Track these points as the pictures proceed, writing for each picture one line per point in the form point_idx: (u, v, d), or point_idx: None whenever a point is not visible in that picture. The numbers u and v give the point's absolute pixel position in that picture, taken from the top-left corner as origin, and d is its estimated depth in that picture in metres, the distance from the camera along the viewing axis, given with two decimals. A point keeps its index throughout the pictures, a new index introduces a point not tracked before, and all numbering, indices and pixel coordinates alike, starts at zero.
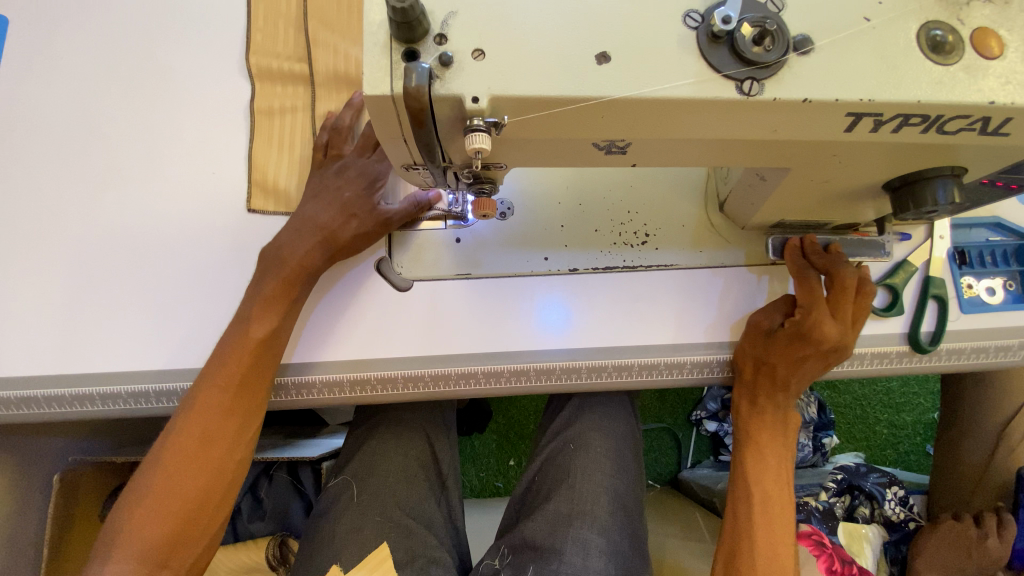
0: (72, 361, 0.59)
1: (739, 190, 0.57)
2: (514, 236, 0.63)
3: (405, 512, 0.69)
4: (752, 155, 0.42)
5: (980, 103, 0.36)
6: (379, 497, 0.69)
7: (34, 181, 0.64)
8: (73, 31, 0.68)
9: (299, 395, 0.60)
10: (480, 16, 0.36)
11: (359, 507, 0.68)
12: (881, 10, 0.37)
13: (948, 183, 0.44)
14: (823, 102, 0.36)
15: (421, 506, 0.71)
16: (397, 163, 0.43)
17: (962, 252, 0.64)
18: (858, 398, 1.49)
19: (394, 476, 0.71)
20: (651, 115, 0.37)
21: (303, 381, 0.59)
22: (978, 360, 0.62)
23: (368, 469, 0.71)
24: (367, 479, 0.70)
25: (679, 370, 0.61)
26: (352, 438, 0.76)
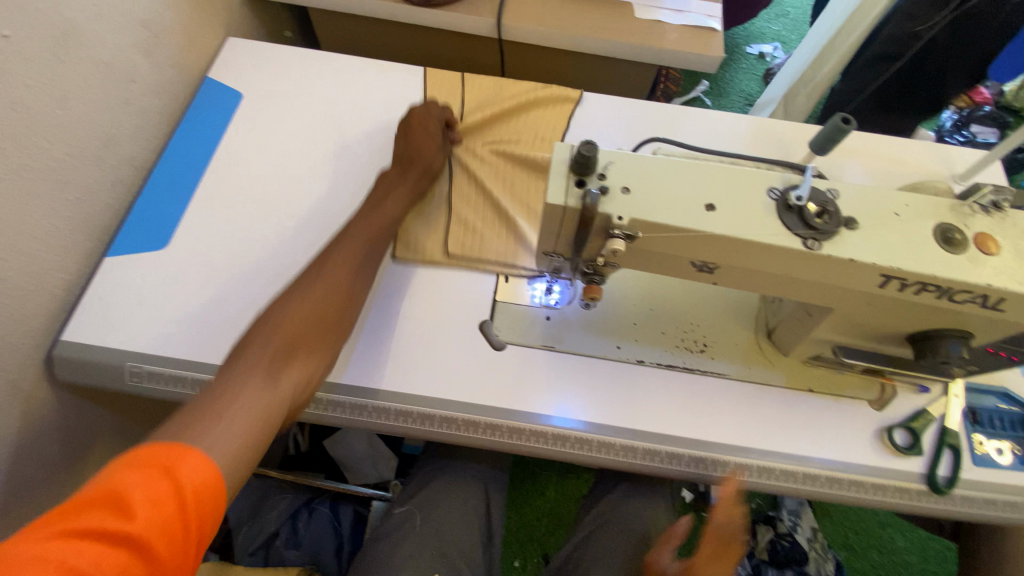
0: (221, 353, 0.70)
1: (789, 322, 0.70)
2: (595, 325, 0.76)
3: (456, 554, 0.74)
4: (808, 293, 0.56)
5: (981, 284, 0.50)
6: (436, 535, 0.74)
7: (224, 208, 0.81)
8: (286, 109, 0.90)
9: (397, 419, 0.70)
10: (629, 166, 0.53)
11: (417, 538, 0.73)
12: (907, 209, 0.53)
13: (956, 342, 0.57)
14: (864, 264, 0.50)
15: (471, 553, 0.76)
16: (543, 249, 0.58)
17: (975, 412, 0.74)
18: (875, 567, 1.46)
19: (454, 518, 0.77)
20: (739, 250, 0.52)
21: (402, 408, 0.70)
22: (985, 511, 0.70)
23: (430, 506, 0.78)
24: (429, 515, 0.76)
25: (723, 467, 0.69)
26: (420, 475, 0.83)
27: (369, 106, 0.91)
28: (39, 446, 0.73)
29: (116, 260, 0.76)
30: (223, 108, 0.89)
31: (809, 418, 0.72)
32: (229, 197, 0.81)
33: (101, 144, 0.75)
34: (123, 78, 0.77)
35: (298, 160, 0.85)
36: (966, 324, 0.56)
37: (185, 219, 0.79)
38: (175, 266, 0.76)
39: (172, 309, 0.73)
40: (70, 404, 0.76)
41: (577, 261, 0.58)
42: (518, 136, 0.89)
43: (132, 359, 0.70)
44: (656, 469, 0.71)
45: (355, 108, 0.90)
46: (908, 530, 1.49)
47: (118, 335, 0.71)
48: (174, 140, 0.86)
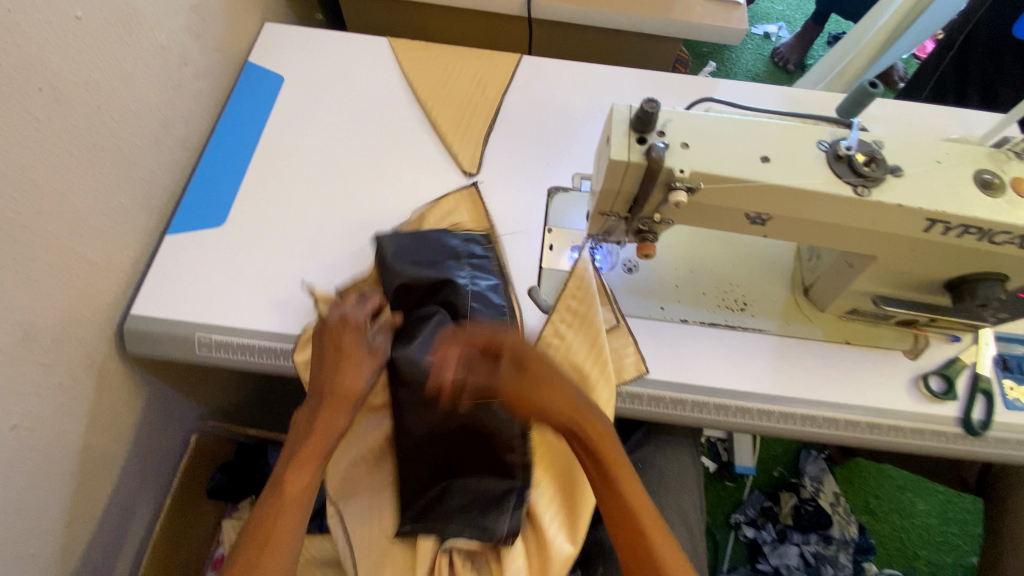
0: (286, 322, 0.73)
1: (828, 276, 0.73)
2: (638, 287, 0.80)
3: None
4: (853, 241, 0.59)
5: (1019, 225, 0.54)
6: None
7: (276, 185, 0.83)
8: (328, 91, 0.92)
9: None
10: (685, 123, 0.56)
11: None
12: (948, 157, 0.57)
13: (991, 283, 0.61)
14: (910, 208, 0.54)
15: None
16: (600, 208, 0.62)
17: (1005, 359, 0.77)
18: (896, 530, 1.49)
19: None
20: (791, 199, 0.55)
21: None
22: (1016, 449, 0.74)
23: None
24: None
25: (768, 417, 0.73)
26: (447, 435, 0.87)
27: (408, 86, 0.94)
28: (112, 416, 0.76)
29: (176, 237, 0.79)
30: (267, 91, 0.92)
31: (842, 368, 0.75)
32: (280, 175, 0.84)
33: (159, 125, 0.78)
34: (177, 62, 0.79)
35: (343, 139, 0.88)
36: (1002, 266, 0.60)
37: (239, 198, 0.82)
38: (233, 241, 0.79)
39: (234, 282, 0.76)
40: (136, 377, 0.79)
41: (632, 219, 0.62)
42: (555, 112, 0.92)
43: (200, 330, 0.73)
44: (704, 421, 0.74)
45: (395, 88, 0.93)
46: (928, 494, 1.53)
47: (185, 308, 0.74)
48: (223, 123, 0.88)
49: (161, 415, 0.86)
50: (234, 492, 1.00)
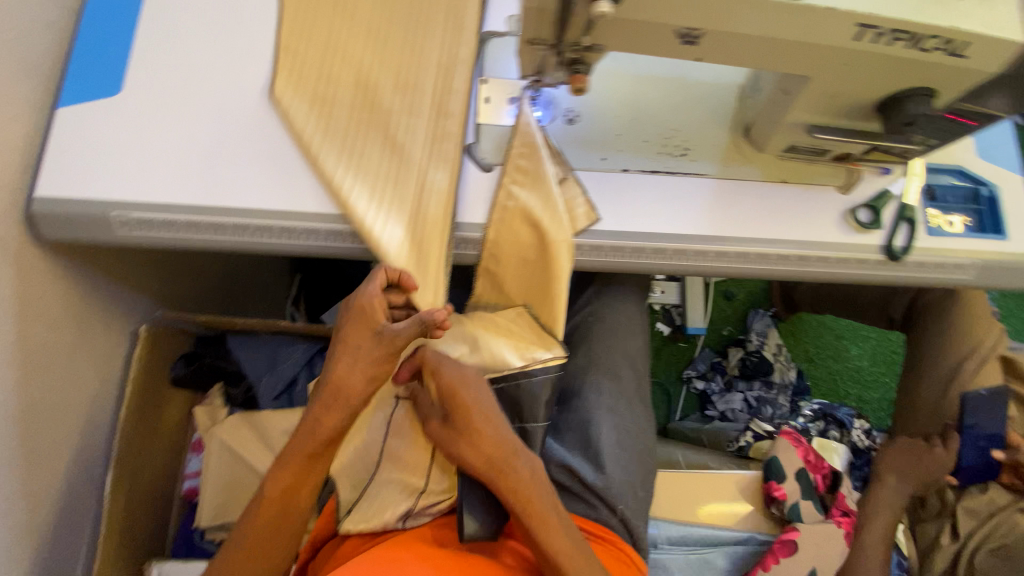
0: (210, 194, 0.69)
1: (767, 110, 0.72)
2: (578, 137, 0.77)
3: None
4: (786, 59, 0.57)
5: (947, 27, 0.52)
6: None
7: (174, 45, 0.74)
8: None
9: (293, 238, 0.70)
10: None
11: None
12: None
13: (919, 100, 0.61)
14: (841, 11, 0.51)
15: None
16: (526, 36, 0.57)
17: (932, 189, 0.80)
18: (832, 373, 1.64)
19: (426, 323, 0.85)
20: (722, 7, 0.51)
21: (300, 227, 0.69)
22: (934, 273, 0.78)
23: None
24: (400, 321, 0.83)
25: (703, 257, 0.75)
26: None
27: None
28: (46, 308, 0.74)
29: (68, 109, 0.71)
30: None
31: (777, 206, 0.76)
32: (178, 36, 0.75)
33: None
34: None
35: None
36: (930, 79, 0.59)
37: (133, 63, 0.73)
38: (136, 112, 0.71)
39: (144, 156, 0.70)
40: (63, 268, 0.76)
41: (560, 47, 0.58)
42: None
43: (116, 209, 0.68)
44: (643, 266, 0.77)
45: None
46: (863, 339, 1.66)
47: (94, 186, 0.69)
48: None
49: (103, 308, 0.84)
50: (200, 380, 1.02)
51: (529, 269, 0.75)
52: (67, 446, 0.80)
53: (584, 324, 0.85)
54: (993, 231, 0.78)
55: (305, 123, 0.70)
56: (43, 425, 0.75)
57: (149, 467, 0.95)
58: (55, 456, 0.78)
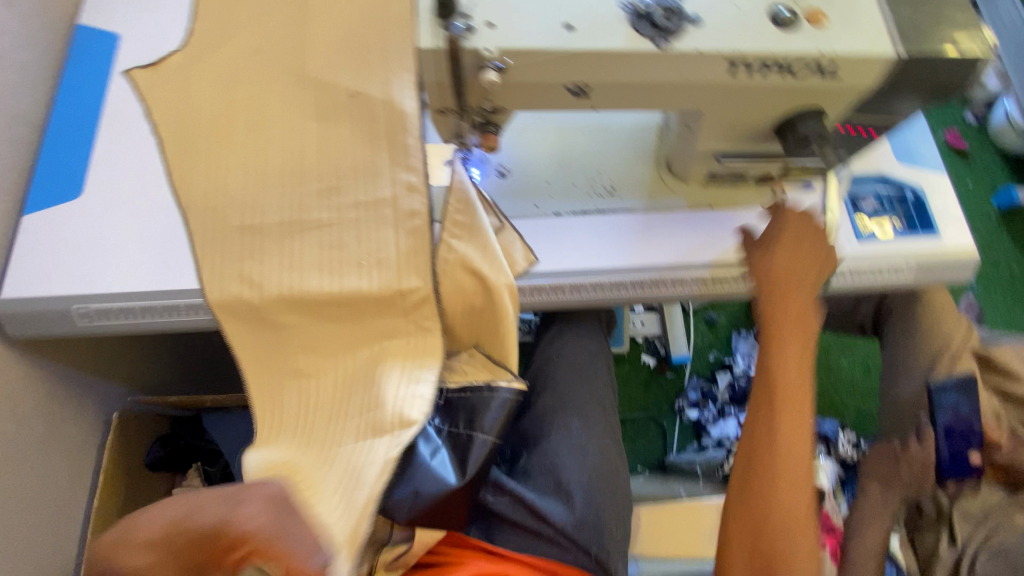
0: (157, 280, 0.73)
1: (680, 146, 0.76)
2: (512, 188, 0.82)
3: None
4: (675, 100, 0.62)
5: (813, 54, 0.57)
6: None
7: (129, 148, 0.80)
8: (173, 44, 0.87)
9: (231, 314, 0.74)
10: (491, 3, 0.56)
11: None
12: (746, 1, 0.58)
13: (811, 120, 0.64)
14: (708, 54, 0.56)
15: None
16: (432, 107, 0.62)
17: (857, 198, 0.83)
18: (824, 387, 1.62)
19: None
20: (596, 63, 0.56)
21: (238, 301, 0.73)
22: (874, 277, 0.80)
23: None
24: None
25: (641, 285, 0.77)
26: None
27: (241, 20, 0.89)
28: (13, 408, 0.76)
29: (36, 218, 0.76)
30: (101, 54, 0.86)
31: (708, 230, 0.80)
32: (133, 137, 0.81)
33: None
34: None
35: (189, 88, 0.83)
36: (815, 100, 0.63)
37: (91, 167, 0.79)
38: (95, 210, 0.76)
39: (107, 251, 0.74)
40: (31, 368, 0.78)
41: (467, 113, 0.62)
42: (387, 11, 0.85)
43: (75, 301, 0.72)
44: (587, 299, 0.79)
45: None
46: (849, 349, 1.66)
47: (51, 282, 0.72)
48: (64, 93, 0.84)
49: (73, 400, 0.86)
50: (176, 462, 1.02)
51: (476, 315, 0.77)
52: (39, 545, 0.80)
53: (547, 364, 0.89)
54: (923, 229, 0.81)
55: (248, 193, 0.76)
56: (14, 528, 0.75)
57: None
58: (30, 555, 0.77)
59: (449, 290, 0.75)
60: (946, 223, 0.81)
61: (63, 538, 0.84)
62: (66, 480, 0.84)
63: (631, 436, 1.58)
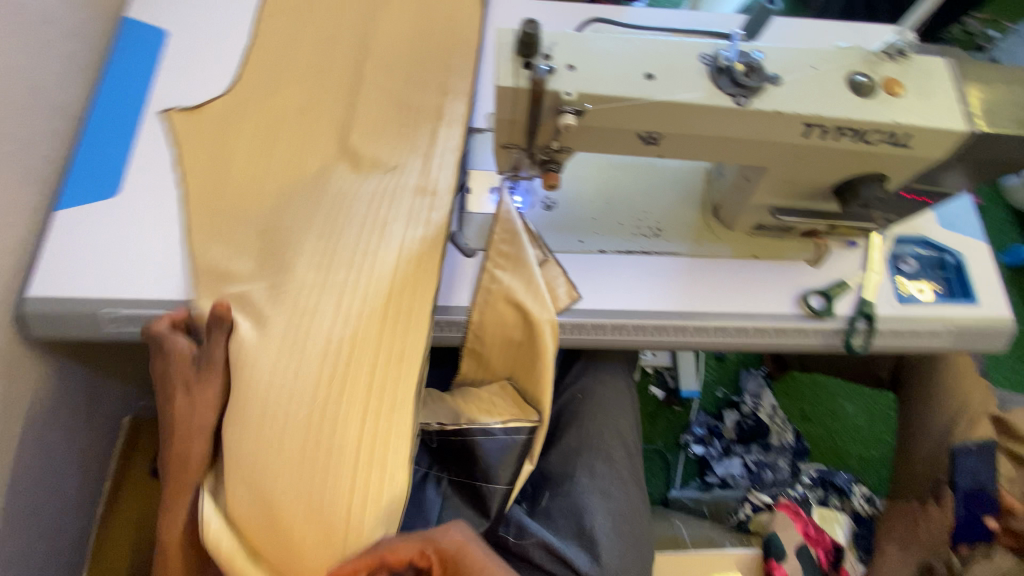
0: (194, 289, 0.71)
1: (732, 195, 0.75)
2: (557, 221, 0.81)
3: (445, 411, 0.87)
4: (743, 154, 0.61)
5: (889, 123, 0.57)
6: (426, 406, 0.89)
7: (171, 149, 0.78)
8: (222, 46, 0.86)
9: None
10: (571, 45, 0.55)
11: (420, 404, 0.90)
12: (825, 64, 0.58)
13: (874, 185, 0.64)
14: (786, 114, 0.56)
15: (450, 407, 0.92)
16: (497, 142, 0.61)
17: (899, 259, 0.83)
18: (830, 432, 1.62)
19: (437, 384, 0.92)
20: (672, 114, 0.55)
21: None
22: (914, 341, 0.79)
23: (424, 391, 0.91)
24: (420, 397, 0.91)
25: (683, 332, 0.76)
26: None
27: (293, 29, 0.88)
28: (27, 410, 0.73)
29: (70, 214, 0.73)
30: (149, 49, 0.85)
31: (752, 280, 0.79)
32: None
33: (27, 98, 0.73)
34: (37, 23, 0.75)
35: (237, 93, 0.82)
36: (882, 166, 0.62)
37: (131, 165, 0.77)
38: (132, 210, 0.74)
39: (141, 255, 0.72)
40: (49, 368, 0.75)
41: (533, 150, 0.61)
42: None
43: (106, 306, 0.69)
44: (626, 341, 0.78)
45: None
46: (857, 397, 1.66)
47: (82, 282, 0.70)
48: (107, 87, 0.81)
49: (87, 402, 0.83)
50: None
51: (513, 349, 0.74)
52: (38, 553, 0.76)
53: (571, 400, 0.87)
54: (962, 297, 0.81)
55: None
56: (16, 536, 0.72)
57: None
58: (29, 562, 0.74)
59: (489, 319, 0.73)
60: (987, 291, 0.81)
61: (61, 544, 0.81)
62: (71, 485, 0.81)
63: None
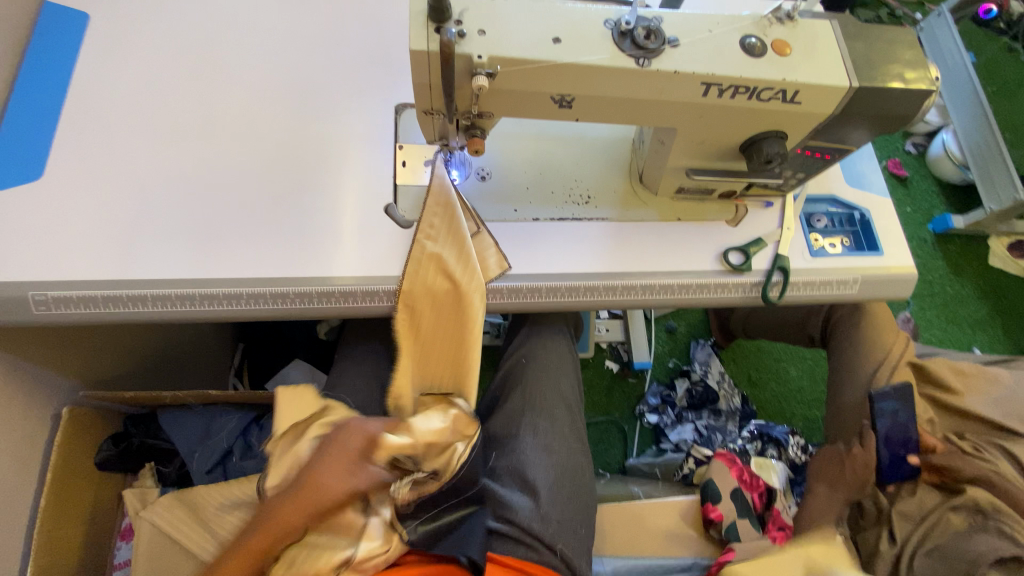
0: (128, 268, 0.71)
1: (652, 160, 0.80)
2: (491, 192, 0.84)
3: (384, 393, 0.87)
4: (651, 115, 0.66)
5: (778, 80, 0.62)
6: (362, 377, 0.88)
7: (97, 131, 0.78)
8: (145, 29, 0.85)
9: (201, 306, 0.72)
10: (481, 11, 0.58)
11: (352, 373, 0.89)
12: (720, 28, 0.62)
13: (774, 140, 0.69)
14: (684, 74, 0.60)
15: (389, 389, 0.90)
16: (420, 109, 0.64)
17: (811, 217, 0.89)
18: (776, 395, 1.71)
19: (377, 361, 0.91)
20: (579, 75, 0.59)
21: (208, 294, 0.72)
22: (826, 291, 0.85)
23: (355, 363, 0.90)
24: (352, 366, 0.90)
25: (613, 291, 0.81)
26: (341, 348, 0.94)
27: (221, 14, 0.88)
28: None
29: None
30: (71, 32, 0.83)
31: (677, 241, 0.84)
32: (102, 121, 0.78)
33: None
34: None
35: (166, 77, 0.82)
36: (779, 123, 0.68)
37: (56, 149, 0.76)
38: (59, 194, 0.73)
39: (70, 237, 0.71)
40: None
41: (454, 115, 0.64)
42: None
43: (34, 288, 0.68)
44: (561, 303, 0.81)
45: (222, 16, 0.88)
46: (800, 361, 1.76)
47: (8, 267, 0.69)
48: (26, 70, 0.80)
49: (21, 394, 0.82)
50: (128, 461, 0.97)
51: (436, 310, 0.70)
52: None
53: (516, 365, 0.90)
54: (869, 249, 0.88)
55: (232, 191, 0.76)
56: None
57: (73, 558, 0.89)
58: None
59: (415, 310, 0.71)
60: (889, 242, 0.88)
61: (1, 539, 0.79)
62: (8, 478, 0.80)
63: (593, 440, 1.62)
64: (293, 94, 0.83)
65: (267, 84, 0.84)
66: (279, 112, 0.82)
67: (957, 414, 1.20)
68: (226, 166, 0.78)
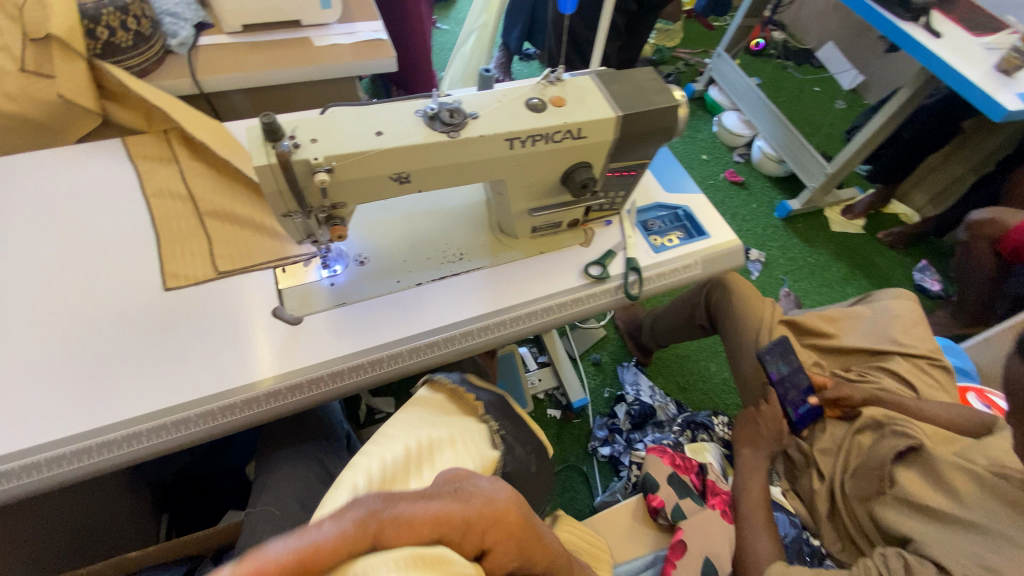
0: (17, 438, 0.69)
1: (500, 210, 0.93)
2: (372, 272, 0.92)
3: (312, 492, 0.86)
4: (478, 172, 0.79)
5: (563, 123, 0.78)
6: (289, 482, 0.87)
7: None
8: (3, 214, 0.89)
9: (104, 454, 0.71)
10: (310, 126, 0.70)
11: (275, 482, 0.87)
12: (507, 97, 0.79)
13: (581, 169, 0.86)
14: (488, 135, 0.75)
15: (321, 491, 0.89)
16: (278, 214, 0.73)
17: (647, 222, 1.06)
18: (706, 392, 1.84)
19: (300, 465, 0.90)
20: (405, 155, 0.72)
21: (107, 440, 0.71)
22: (677, 276, 1.00)
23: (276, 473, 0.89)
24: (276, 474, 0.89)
25: (502, 326, 0.91)
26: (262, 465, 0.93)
27: (80, 184, 0.94)
28: None
29: None
30: None
31: (545, 270, 0.97)
32: None
33: None
34: None
35: (31, 251, 0.85)
36: (580, 155, 0.84)
37: None
38: None
39: None
40: None
41: (311, 211, 0.73)
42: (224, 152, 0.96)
43: None
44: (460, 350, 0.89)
45: (81, 186, 0.94)
46: (715, 356, 1.92)
47: None
48: None
49: None
50: None
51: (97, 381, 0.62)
52: None
53: None
54: (699, 234, 1.05)
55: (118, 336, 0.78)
56: None
57: None
58: None
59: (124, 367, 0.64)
60: (713, 225, 1.07)
61: None
62: None
63: (559, 490, 1.63)
64: (166, 237, 0.89)
65: (138, 232, 0.90)
66: (156, 255, 0.87)
67: (839, 353, 1.38)
68: (109, 315, 0.80)
